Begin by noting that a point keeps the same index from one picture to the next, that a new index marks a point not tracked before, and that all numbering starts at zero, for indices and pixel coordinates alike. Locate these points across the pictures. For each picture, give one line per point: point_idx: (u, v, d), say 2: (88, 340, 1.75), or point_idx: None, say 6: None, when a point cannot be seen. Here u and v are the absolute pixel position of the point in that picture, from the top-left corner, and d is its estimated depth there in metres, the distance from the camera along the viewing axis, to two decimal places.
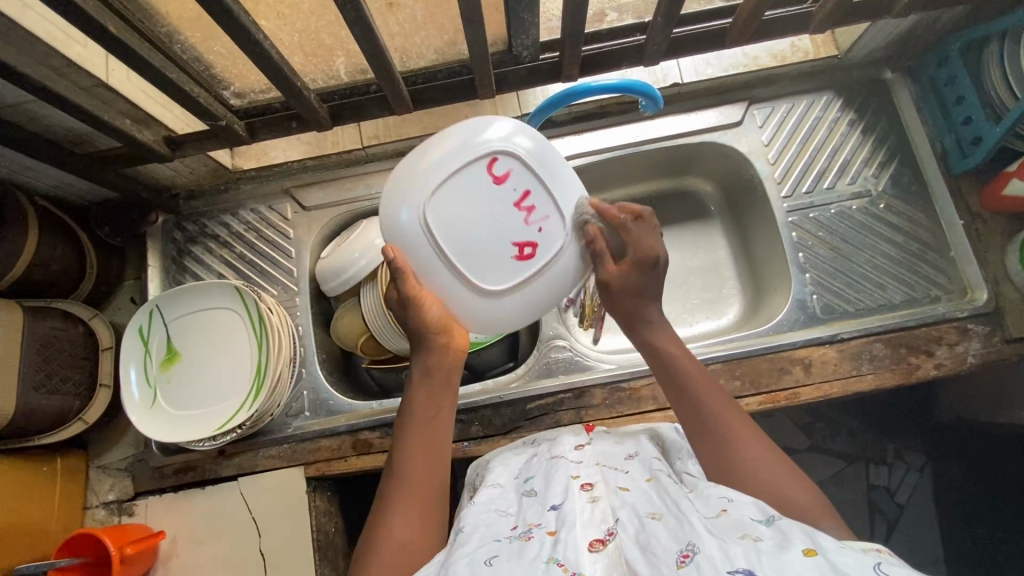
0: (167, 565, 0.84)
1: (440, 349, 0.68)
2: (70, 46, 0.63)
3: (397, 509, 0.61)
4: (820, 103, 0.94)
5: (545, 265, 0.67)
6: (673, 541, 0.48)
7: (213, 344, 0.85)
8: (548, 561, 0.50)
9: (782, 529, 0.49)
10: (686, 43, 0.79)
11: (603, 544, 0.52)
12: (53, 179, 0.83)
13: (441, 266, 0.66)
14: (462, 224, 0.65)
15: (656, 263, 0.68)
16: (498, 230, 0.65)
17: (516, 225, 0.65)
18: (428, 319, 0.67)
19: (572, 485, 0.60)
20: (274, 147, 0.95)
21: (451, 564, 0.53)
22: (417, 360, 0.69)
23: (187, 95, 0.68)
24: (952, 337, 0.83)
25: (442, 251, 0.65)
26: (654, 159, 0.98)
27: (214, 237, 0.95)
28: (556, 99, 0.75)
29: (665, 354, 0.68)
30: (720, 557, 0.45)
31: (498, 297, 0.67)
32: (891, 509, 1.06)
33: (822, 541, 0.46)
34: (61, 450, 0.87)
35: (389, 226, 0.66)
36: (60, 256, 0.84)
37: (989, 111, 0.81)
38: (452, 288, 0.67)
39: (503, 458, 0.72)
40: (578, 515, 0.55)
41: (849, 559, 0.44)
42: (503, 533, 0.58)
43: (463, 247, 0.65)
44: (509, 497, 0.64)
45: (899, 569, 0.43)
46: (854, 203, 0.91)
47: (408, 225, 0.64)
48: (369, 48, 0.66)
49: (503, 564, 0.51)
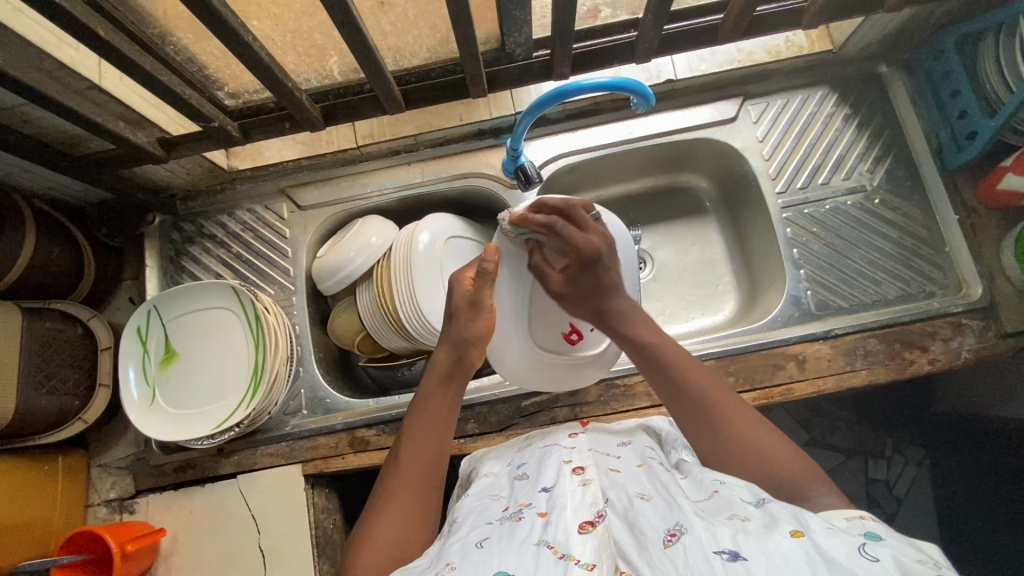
0: (168, 562, 0.85)
1: (470, 352, 0.71)
2: (61, 49, 0.63)
3: (390, 508, 0.62)
4: (815, 99, 0.94)
5: (578, 353, 0.80)
6: (662, 524, 0.48)
7: (213, 343, 0.86)
8: (538, 543, 0.51)
9: (771, 511, 0.49)
10: (679, 39, 0.79)
11: (593, 526, 0.52)
12: (50, 181, 0.84)
13: (508, 303, 0.76)
14: (542, 292, 0.76)
15: (599, 256, 0.69)
16: (565, 312, 0.78)
17: (579, 319, 0.78)
18: (472, 330, 0.70)
19: (564, 469, 0.61)
20: (269, 146, 0.94)
21: (446, 549, 0.55)
22: (441, 358, 0.71)
23: (179, 97, 0.69)
24: (946, 333, 0.84)
25: (525, 299, 0.76)
26: (649, 156, 0.98)
27: (211, 237, 0.96)
28: (546, 99, 0.75)
29: (643, 344, 0.68)
30: (707, 538, 0.45)
31: (535, 355, 0.79)
32: (888, 503, 1.07)
33: (808, 523, 0.46)
34: (61, 449, 0.88)
35: (501, 244, 0.76)
36: (57, 257, 0.84)
37: (984, 104, 0.80)
38: (507, 321, 0.77)
39: (498, 451, 0.74)
40: (569, 498, 0.56)
41: (835, 542, 0.44)
42: (495, 515, 0.59)
43: (538, 305, 0.77)
44: (502, 483, 0.66)
45: (884, 548, 0.43)
46: (849, 198, 0.91)
47: (518, 257, 0.75)
48: (359, 48, 0.66)
49: (494, 546, 0.52)
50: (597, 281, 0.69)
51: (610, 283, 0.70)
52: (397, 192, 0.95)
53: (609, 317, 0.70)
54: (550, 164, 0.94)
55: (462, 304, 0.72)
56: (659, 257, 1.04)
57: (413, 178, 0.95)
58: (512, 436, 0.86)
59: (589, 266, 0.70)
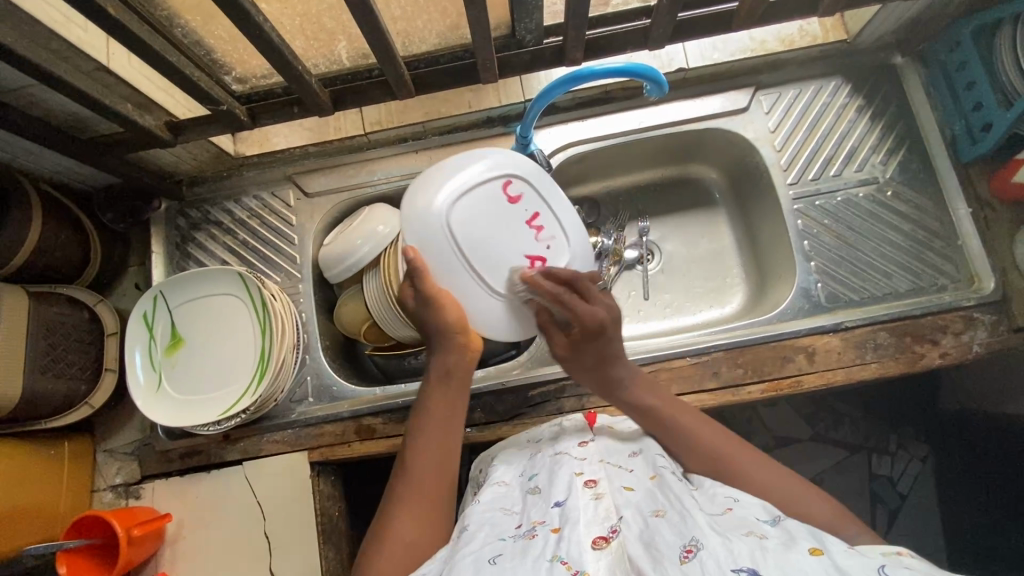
0: (173, 548, 0.85)
1: (458, 348, 0.71)
2: (70, 29, 0.62)
3: (404, 510, 0.64)
4: (829, 89, 0.93)
5: None
6: (677, 539, 0.49)
7: (214, 333, 0.85)
8: (551, 560, 0.52)
9: (787, 529, 0.51)
10: (692, 25, 0.78)
11: (607, 542, 0.53)
12: (56, 165, 0.83)
13: (454, 267, 0.71)
14: (483, 234, 0.71)
15: (603, 330, 0.69)
16: (513, 245, 0.73)
17: (529, 241, 0.74)
18: (448, 323, 0.70)
19: (576, 482, 0.61)
20: (275, 133, 0.95)
21: (458, 561, 0.55)
22: (435, 361, 0.71)
23: (188, 79, 0.68)
24: (958, 327, 0.83)
25: (465, 260, 0.71)
26: (659, 145, 0.97)
27: (217, 223, 0.95)
28: (558, 84, 0.75)
29: (646, 408, 0.70)
30: (725, 556, 0.46)
31: (517, 306, 0.74)
32: (892, 498, 1.07)
33: (827, 543, 0.48)
34: (67, 433, 0.87)
35: (415, 229, 0.70)
36: (64, 242, 0.84)
37: (1001, 96, 0.79)
38: (466, 288, 0.72)
39: (508, 457, 0.74)
40: (581, 512, 0.56)
41: (853, 562, 0.46)
42: (508, 532, 0.59)
43: (485, 258, 0.71)
44: (514, 495, 0.66)
45: (905, 571, 0.45)
46: (860, 190, 0.90)
47: (438, 233, 0.70)
48: (369, 29, 0.65)
49: (507, 563, 0.53)
50: (599, 353, 0.70)
51: (613, 353, 0.70)
52: (403, 180, 0.94)
53: (613, 386, 0.71)
54: (560, 152, 0.93)
55: (418, 305, 0.71)
56: (667, 248, 1.04)
57: (420, 166, 0.94)
58: (519, 425, 0.85)
59: (593, 337, 0.70)
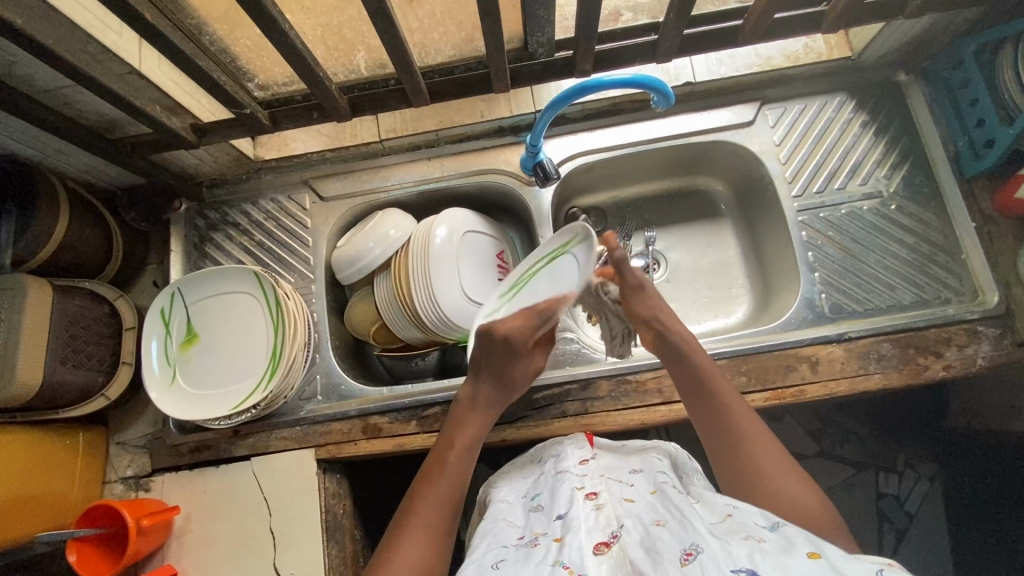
0: (180, 542, 0.86)
1: (504, 400, 0.78)
2: (106, 34, 0.66)
3: (411, 533, 0.64)
4: (833, 105, 0.95)
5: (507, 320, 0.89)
6: (678, 543, 0.51)
7: (232, 332, 0.87)
8: (553, 564, 0.52)
9: (786, 535, 0.50)
10: (699, 41, 0.80)
11: (607, 547, 0.53)
12: (84, 164, 0.86)
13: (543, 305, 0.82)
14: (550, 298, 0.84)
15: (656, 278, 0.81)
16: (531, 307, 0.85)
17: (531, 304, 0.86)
18: (517, 381, 0.78)
19: (577, 495, 0.62)
20: (295, 138, 0.97)
21: (464, 567, 0.58)
22: (478, 401, 0.76)
23: (215, 83, 0.71)
24: (962, 339, 0.83)
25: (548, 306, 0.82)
26: (667, 157, 1.00)
27: (234, 225, 0.98)
28: (568, 94, 0.77)
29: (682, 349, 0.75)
30: (724, 557, 0.47)
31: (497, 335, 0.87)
32: (900, 518, 1.06)
33: (827, 548, 0.47)
34: (83, 424, 0.90)
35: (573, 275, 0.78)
36: (89, 237, 0.87)
37: (1004, 113, 0.80)
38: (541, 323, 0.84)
39: (511, 479, 0.76)
40: (582, 520, 0.57)
41: (853, 566, 0.45)
42: (511, 541, 0.61)
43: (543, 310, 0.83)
44: (517, 512, 0.67)
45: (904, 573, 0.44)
46: (865, 204, 0.92)
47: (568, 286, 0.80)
48: (389, 38, 0.68)
49: (510, 567, 0.55)
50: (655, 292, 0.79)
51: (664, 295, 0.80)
52: (416, 186, 0.98)
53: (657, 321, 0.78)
54: (568, 162, 0.96)
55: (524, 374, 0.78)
56: (673, 258, 1.05)
57: (433, 173, 0.97)
58: (523, 428, 0.86)
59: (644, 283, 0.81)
